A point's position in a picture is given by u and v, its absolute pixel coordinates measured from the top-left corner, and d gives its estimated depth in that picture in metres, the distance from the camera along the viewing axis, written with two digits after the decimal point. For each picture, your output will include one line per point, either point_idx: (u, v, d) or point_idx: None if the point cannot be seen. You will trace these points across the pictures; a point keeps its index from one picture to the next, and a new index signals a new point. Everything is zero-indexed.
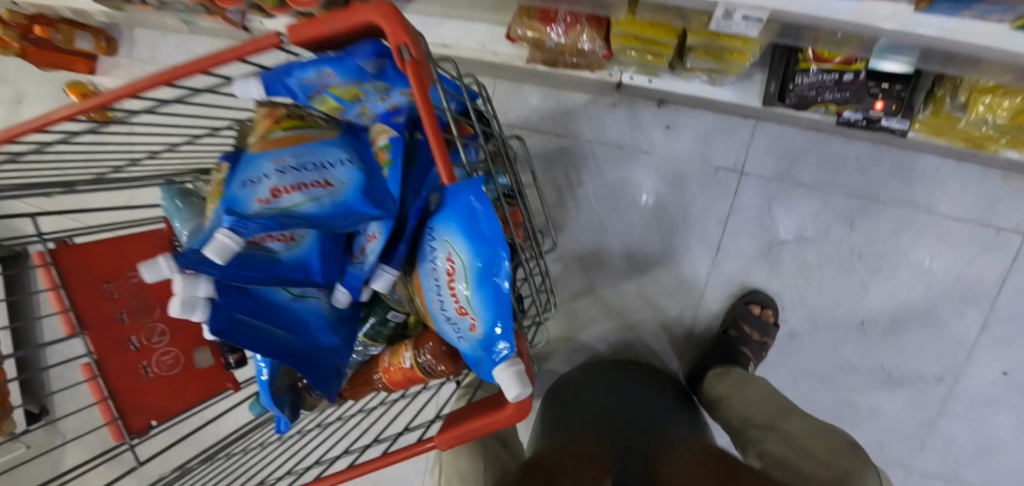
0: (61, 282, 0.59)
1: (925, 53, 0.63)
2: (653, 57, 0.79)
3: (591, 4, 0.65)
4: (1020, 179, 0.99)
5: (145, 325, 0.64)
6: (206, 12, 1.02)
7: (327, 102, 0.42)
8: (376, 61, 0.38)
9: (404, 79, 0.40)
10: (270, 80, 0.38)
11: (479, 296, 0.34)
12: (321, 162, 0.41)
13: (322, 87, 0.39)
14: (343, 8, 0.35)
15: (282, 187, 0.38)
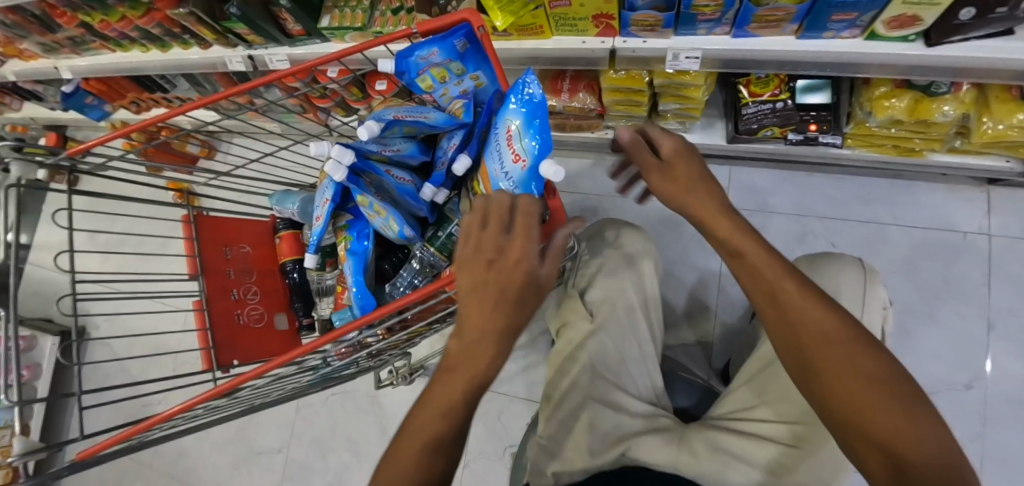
0: (196, 235, 0.76)
1: (827, 69, 0.89)
2: (635, 107, 1.07)
3: (586, 62, 0.95)
4: (962, 190, 1.19)
5: (244, 283, 0.81)
6: (302, 113, 1.38)
7: (427, 80, 0.68)
8: (464, 42, 0.64)
9: (475, 59, 0.67)
10: (400, 57, 0.65)
11: (525, 141, 0.56)
12: (420, 109, 0.67)
13: (427, 63, 0.65)
14: (449, 12, 0.62)
15: (399, 117, 0.64)
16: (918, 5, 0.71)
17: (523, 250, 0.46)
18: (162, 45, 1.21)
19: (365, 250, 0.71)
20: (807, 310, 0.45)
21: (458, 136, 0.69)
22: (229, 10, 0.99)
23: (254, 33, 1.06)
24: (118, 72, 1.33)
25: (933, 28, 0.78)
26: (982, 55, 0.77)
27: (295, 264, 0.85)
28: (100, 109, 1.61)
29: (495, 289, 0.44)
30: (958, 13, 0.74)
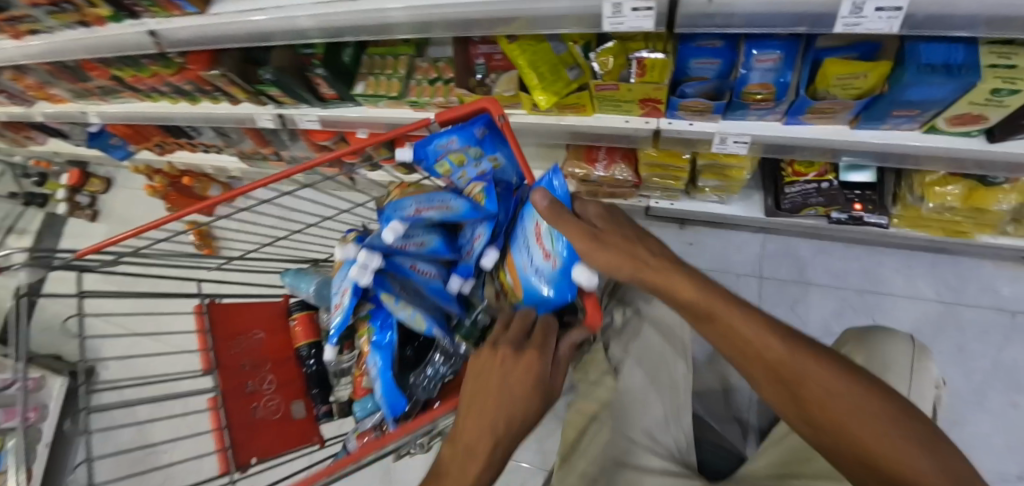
0: (208, 326, 0.74)
1: (881, 158, 0.84)
2: (673, 181, 1.04)
3: (626, 141, 0.93)
4: (1013, 268, 1.14)
5: (259, 373, 0.78)
6: (327, 165, 1.35)
7: (445, 167, 0.65)
8: (483, 130, 0.64)
9: (495, 145, 0.67)
10: (419, 145, 0.62)
11: (555, 241, 0.54)
12: (442, 197, 0.63)
13: (447, 150, 0.63)
14: (470, 100, 0.62)
15: (421, 208, 0.61)
16: (983, 105, 0.67)
17: (529, 358, 0.45)
18: (192, 99, 1.20)
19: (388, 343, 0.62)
20: (759, 342, 0.39)
21: (484, 225, 0.65)
22: (263, 76, 0.98)
23: (286, 95, 1.05)
24: (145, 120, 1.32)
25: (997, 125, 0.72)
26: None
27: (311, 348, 0.81)
28: (125, 149, 1.60)
29: (491, 400, 0.41)
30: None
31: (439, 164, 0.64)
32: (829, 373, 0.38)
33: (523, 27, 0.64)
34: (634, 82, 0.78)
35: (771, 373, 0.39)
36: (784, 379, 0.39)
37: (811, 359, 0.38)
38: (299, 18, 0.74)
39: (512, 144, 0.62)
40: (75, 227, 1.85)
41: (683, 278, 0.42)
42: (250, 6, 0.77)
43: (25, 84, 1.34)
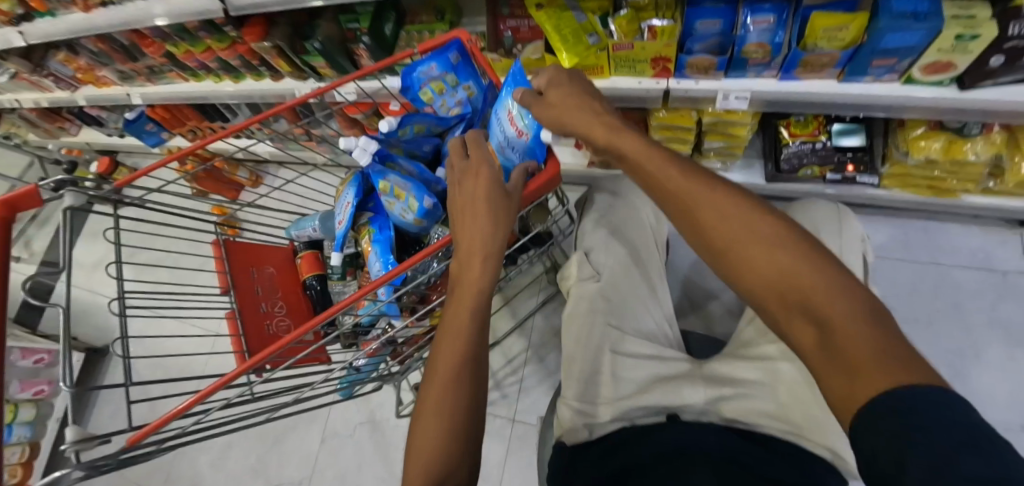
0: (225, 254, 0.80)
1: (868, 110, 0.95)
2: (680, 145, 1.13)
3: (639, 102, 1.03)
4: (997, 232, 1.24)
5: (271, 299, 0.84)
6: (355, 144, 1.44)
7: (427, 94, 0.78)
8: (457, 55, 0.75)
9: (468, 70, 0.77)
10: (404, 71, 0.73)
11: (525, 119, 0.68)
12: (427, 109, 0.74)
13: (428, 76, 0.75)
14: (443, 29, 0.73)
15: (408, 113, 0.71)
16: (951, 52, 0.81)
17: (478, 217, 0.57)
18: (236, 76, 1.31)
19: (387, 239, 0.75)
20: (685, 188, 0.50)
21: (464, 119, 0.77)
22: (311, 44, 1.09)
23: (329, 67, 1.15)
24: (186, 99, 1.42)
25: (965, 74, 0.87)
26: (1010, 98, 0.87)
27: (317, 277, 0.90)
28: (157, 136, 1.69)
29: (467, 247, 0.56)
30: (990, 60, 0.82)
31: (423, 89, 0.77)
32: (753, 221, 0.45)
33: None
34: (647, 41, 0.89)
35: (699, 231, 0.48)
36: (719, 235, 0.47)
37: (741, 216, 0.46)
38: None
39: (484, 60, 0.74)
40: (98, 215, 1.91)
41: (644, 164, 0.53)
42: None
43: (77, 66, 1.46)
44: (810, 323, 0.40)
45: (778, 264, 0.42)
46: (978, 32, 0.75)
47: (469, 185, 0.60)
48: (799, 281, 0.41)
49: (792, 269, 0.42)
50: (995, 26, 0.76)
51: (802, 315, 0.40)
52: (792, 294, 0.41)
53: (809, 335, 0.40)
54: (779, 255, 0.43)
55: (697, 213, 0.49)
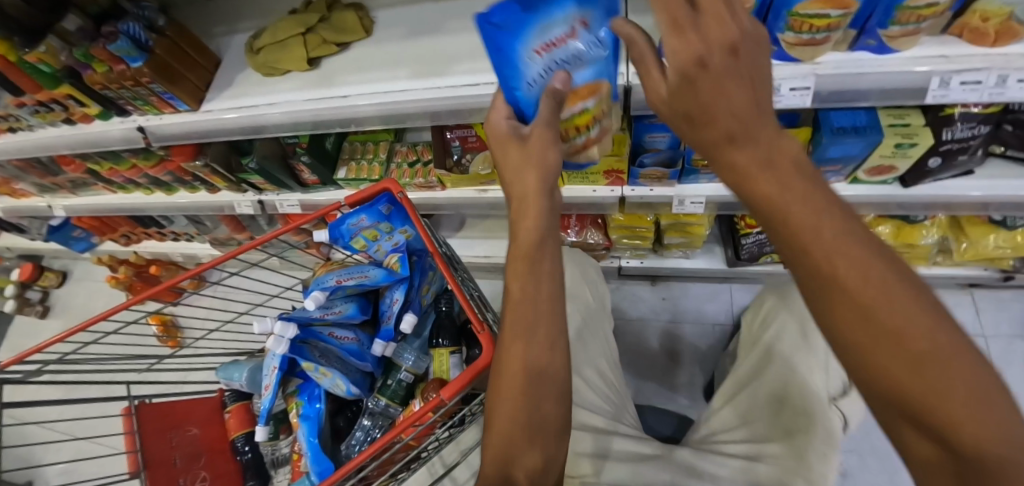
0: (137, 429, 0.73)
1: None
2: (640, 240, 1.12)
3: (596, 208, 1.00)
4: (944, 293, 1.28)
5: (192, 470, 0.76)
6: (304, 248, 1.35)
7: (360, 241, 0.78)
8: (388, 206, 0.75)
9: (401, 218, 0.76)
10: (333, 226, 0.73)
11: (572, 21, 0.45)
12: (360, 267, 0.73)
13: (359, 228, 0.75)
14: (373, 181, 0.73)
15: (341, 278, 0.70)
16: (892, 158, 0.83)
17: (529, 179, 0.44)
18: (168, 189, 1.21)
19: (317, 412, 0.70)
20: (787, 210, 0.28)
21: (400, 289, 0.75)
22: (247, 164, 1.02)
23: (267, 182, 1.09)
24: (115, 210, 1.32)
25: (905, 174, 0.89)
26: (948, 192, 0.90)
27: (247, 439, 0.81)
28: (87, 241, 1.56)
29: (527, 259, 0.44)
30: (928, 162, 0.84)
31: (354, 240, 0.76)
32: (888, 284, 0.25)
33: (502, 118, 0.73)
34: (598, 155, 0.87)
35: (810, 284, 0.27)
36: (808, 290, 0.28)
37: (857, 246, 0.26)
38: (288, 113, 0.80)
39: (411, 215, 0.72)
40: (20, 328, 1.73)
41: (720, 133, 0.31)
42: (243, 104, 0.83)
43: None
44: (932, 445, 0.25)
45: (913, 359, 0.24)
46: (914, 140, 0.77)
47: (501, 127, 0.48)
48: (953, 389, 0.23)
49: (942, 366, 0.23)
50: (930, 133, 0.78)
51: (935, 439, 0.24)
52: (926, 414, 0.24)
53: (932, 472, 0.26)
54: (914, 339, 0.24)
55: (799, 263, 0.28)
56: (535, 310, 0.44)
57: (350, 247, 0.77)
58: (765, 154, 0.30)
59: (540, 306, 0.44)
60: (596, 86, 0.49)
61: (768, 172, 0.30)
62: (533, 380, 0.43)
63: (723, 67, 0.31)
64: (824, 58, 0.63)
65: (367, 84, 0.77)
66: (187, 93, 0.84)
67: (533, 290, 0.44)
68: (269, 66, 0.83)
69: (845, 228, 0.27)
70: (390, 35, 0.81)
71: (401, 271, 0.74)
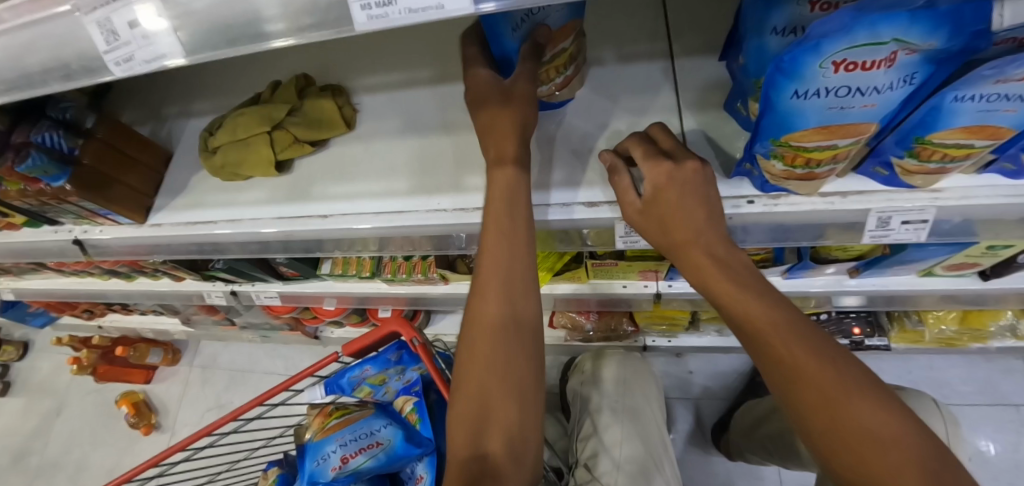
0: None
1: (878, 298, 0.84)
2: (671, 325, 0.98)
3: (624, 302, 0.86)
4: (999, 361, 1.12)
5: None
6: (288, 329, 1.20)
7: (364, 390, 0.60)
8: (396, 352, 0.61)
9: (415, 358, 0.61)
10: (330, 383, 0.58)
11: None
12: (370, 430, 0.59)
13: (362, 379, 0.59)
14: (377, 324, 0.59)
15: (348, 454, 0.57)
16: (979, 257, 0.69)
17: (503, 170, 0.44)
18: (126, 276, 1.05)
19: None
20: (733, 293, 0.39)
21: (424, 462, 0.59)
22: (213, 263, 0.87)
23: (240, 277, 0.93)
24: (69, 295, 1.15)
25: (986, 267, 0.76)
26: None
27: None
28: (45, 316, 1.40)
29: (505, 202, 0.43)
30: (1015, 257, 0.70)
31: (357, 392, 0.59)
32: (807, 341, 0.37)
33: (544, 236, 0.59)
34: (633, 259, 0.73)
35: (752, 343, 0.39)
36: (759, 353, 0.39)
37: (778, 318, 0.38)
38: (253, 234, 0.64)
39: (428, 364, 0.57)
40: None
41: (685, 236, 0.41)
42: (199, 218, 0.68)
43: None
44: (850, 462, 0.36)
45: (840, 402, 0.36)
46: (1010, 243, 0.64)
47: (483, 77, 0.44)
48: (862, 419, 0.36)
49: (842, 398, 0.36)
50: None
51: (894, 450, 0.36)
52: (846, 433, 0.35)
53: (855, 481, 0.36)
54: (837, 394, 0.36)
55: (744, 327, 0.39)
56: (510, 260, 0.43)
57: (353, 395, 0.61)
58: (720, 256, 0.40)
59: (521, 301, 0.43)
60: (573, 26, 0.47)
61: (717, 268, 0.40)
62: (515, 335, 0.42)
63: (688, 180, 0.40)
64: (944, 182, 0.49)
65: (352, 199, 0.62)
66: (130, 204, 0.69)
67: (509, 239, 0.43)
68: (229, 171, 0.67)
69: (774, 310, 0.38)
70: (377, 130, 0.66)
71: (422, 435, 0.58)
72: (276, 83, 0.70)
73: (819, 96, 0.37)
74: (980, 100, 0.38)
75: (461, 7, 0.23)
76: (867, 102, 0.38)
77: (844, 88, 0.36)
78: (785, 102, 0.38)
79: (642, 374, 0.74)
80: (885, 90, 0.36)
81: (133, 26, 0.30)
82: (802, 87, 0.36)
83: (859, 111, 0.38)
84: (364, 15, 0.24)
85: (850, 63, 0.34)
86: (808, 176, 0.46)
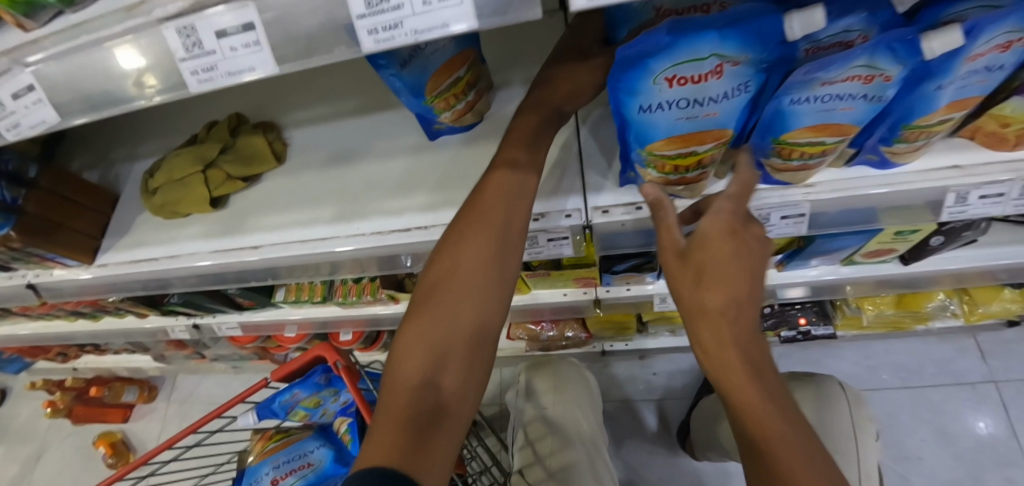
0: None
1: (814, 288, 0.87)
2: (623, 329, 1.00)
3: (569, 309, 0.89)
4: (955, 339, 1.12)
5: None
6: (257, 358, 1.22)
7: (299, 413, 0.63)
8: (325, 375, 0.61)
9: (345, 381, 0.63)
10: (261, 410, 0.59)
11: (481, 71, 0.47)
12: (303, 452, 0.63)
13: (294, 403, 0.61)
14: (303, 350, 0.61)
15: (278, 476, 0.60)
16: (892, 242, 0.71)
17: (501, 172, 0.44)
18: (93, 317, 1.08)
19: None
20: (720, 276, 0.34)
21: None
22: (170, 297, 0.90)
23: (199, 310, 0.96)
24: (40, 339, 1.17)
25: (904, 251, 0.77)
26: (958, 266, 0.78)
27: None
28: (21, 361, 1.41)
29: (510, 182, 0.44)
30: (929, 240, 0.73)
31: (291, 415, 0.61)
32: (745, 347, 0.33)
33: None
34: (564, 267, 0.75)
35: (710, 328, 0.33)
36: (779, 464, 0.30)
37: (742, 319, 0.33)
38: (191, 268, 0.68)
39: (353, 386, 0.59)
40: None
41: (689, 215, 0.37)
42: (142, 257, 0.71)
43: None
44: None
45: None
46: (914, 226, 0.65)
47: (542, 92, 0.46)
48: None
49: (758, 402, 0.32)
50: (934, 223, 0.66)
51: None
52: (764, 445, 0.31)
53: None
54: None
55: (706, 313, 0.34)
56: (506, 214, 0.43)
57: (288, 418, 0.64)
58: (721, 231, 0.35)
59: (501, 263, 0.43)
60: (465, 56, 0.53)
61: (738, 286, 0.32)
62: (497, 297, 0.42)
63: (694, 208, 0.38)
64: (817, 176, 0.53)
65: (280, 230, 0.65)
66: (78, 247, 0.73)
67: (517, 191, 0.44)
68: (169, 210, 0.71)
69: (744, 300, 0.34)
70: (306, 162, 0.69)
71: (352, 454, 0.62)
72: (211, 123, 0.74)
73: (663, 108, 0.40)
74: (816, 102, 0.41)
75: (272, 69, 0.27)
76: (710, 111, 0.41)
77: (684, 100, 0.40)
78: (636, 116, 0.42)
79: (576, 379, 0.76)
80: (722, 99, 0.40)
81: (15, 98, 0.32)
82: (645, 102, 0.40)
83: (706, 119, 0.42)
84: (195, 79, 0.28)
85: (680, 79, 0.37)
86: (682, 180, 0.50)
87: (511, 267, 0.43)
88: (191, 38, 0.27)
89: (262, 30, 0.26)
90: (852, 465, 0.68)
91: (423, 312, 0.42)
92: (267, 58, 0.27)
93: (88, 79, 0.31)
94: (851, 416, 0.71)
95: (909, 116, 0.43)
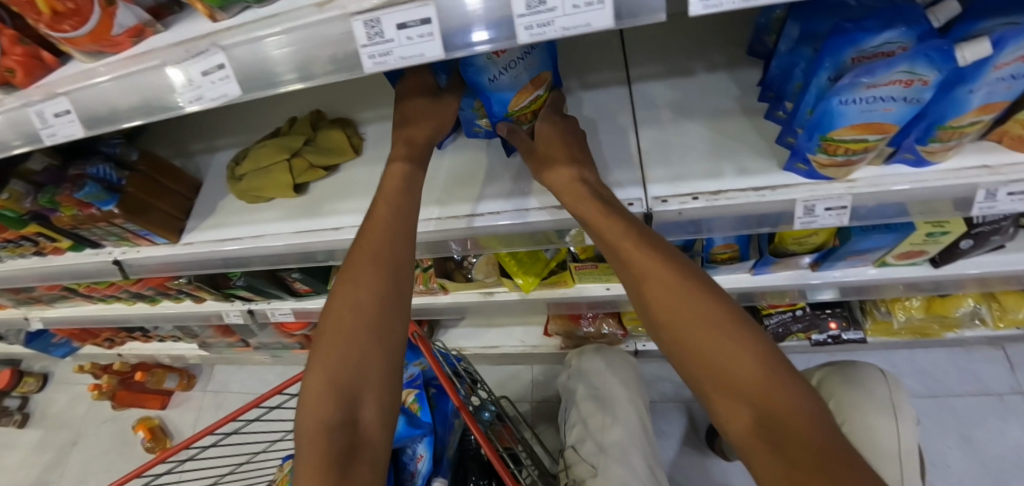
0: None
1: (844, 290, 0.91)
2: None
3: (609, 304, 0.94)
4: (980, 349, 1.15)
5: None
6: (299, 347, 1.27)
7: None
8: None
9: None
10: None
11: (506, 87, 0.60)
12: None
13: None
14: None
15: None
16: (923, 244, 0.76)
17: (399, 164, 0.56)
18: (151, 300, 1.14)
19: None
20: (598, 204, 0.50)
21: (424, 442, 0.71)
22: (234, 281, 0.96)
23: (257, 295, 1.02)
24: (96, 321, 1.23)
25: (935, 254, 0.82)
26: (988, 270, 0.82)
27: None
28: (68, 345, 1.47)
29: (399, 190, 0.54)
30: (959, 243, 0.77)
31: None
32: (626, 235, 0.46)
33: (522, 238, 0.69)
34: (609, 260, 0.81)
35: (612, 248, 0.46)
36: (616, 251, 0.46)
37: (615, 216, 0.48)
38: (274, 246, 0.74)
39: (427, 354, 0.67)
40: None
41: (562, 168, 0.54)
42: (227, 236, 0.78)
43: None
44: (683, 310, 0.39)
45: (665, 283, 0.40)
46: (944, 225, 0.70)
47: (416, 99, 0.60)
48: (682, 327, 0.38)
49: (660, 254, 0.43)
50: (962, 221, 0.71)
51: (732, 398, 0.35)
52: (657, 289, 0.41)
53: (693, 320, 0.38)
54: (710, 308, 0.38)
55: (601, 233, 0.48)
56: (389, 229, 0.51)
57: None
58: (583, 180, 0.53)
59: (394, 271, 0.49)
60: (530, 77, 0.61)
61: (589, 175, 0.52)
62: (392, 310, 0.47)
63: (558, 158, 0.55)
64: (858, 173, 0.58)
65: (359, 213, 0.71)
66: (166, 226, 0.79)
67: (397, 212, 0.52)
68: (252, 194, 0.78)
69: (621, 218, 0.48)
70: (381, 154, 0.76)
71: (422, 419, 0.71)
72: (292, 119, 0.81)
73: (503, 74, 0.55)
74: (860, 103, 0.47)
75: (437, 55, 0.34)
76: (528, 64, 0.56)
77: (512, 64, 0.55)
78: (490, 86, 0.56)
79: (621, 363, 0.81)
80: (528, 57, 0.55)
81: (204, 75, 0.39)
82: (488, 74, 0.55)
83: (528, 71, 0.57)
84: (370, 62, 0.35)
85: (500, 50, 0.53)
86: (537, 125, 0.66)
87: (401, 278, 0.49)
88: (374, 28, 0.33)
89: (436, 24, 0.32)
90: (891, 440, 0.74)
91: (325, 343, 0.46)
92: (436, 46, 0.33)
93: (268, 60, 0.38)
94: (889, 395, 0.79)
95: (942, 118, 0.49)
